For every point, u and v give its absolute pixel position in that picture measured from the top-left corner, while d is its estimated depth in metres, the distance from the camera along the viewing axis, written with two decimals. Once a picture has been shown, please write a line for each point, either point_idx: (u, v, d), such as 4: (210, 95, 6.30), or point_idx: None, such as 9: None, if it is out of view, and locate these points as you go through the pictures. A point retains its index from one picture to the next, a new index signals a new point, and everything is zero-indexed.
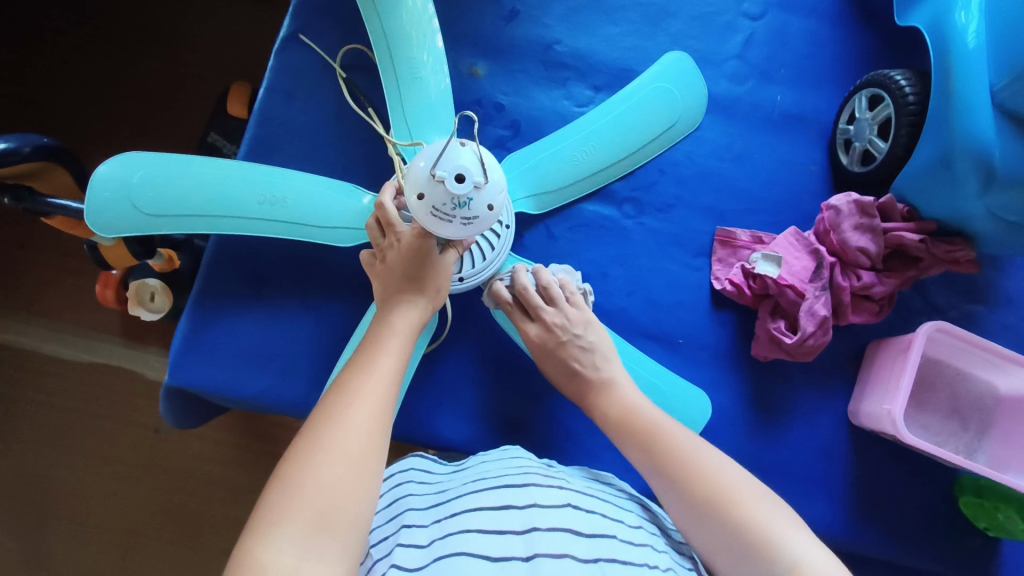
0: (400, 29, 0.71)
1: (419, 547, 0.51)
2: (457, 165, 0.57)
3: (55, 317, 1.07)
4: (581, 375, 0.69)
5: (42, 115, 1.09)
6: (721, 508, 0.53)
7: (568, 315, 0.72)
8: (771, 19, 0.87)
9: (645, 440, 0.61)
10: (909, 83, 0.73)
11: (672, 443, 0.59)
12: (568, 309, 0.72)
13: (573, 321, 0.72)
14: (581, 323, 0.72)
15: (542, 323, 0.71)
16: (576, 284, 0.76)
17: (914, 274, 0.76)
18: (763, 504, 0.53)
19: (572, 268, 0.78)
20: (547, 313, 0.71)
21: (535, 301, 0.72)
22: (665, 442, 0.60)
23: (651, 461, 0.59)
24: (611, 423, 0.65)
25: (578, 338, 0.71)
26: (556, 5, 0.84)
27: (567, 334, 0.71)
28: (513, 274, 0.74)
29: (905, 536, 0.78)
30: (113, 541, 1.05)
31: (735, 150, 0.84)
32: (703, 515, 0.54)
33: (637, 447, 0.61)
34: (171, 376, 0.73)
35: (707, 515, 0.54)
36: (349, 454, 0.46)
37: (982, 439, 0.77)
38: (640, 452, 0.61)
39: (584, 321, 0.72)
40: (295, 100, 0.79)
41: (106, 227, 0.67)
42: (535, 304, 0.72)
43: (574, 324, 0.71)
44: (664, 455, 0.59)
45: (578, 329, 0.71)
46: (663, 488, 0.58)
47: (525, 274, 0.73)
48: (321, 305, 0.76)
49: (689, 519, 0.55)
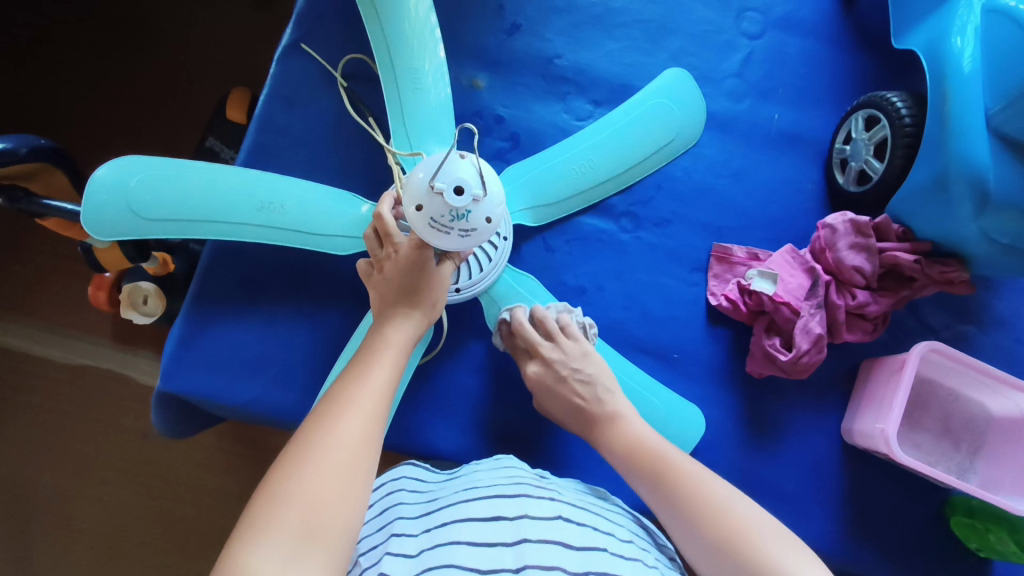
0: (402, 39, 0.71)
1: (407, 556, 0.51)
2: (456, 177, 0.57)
3: (46, 318, 1.07)
4: (585, 409, 0.69)
5: (40, 115, 1.08)
6: (735, 545, 0.52)
7: (567, 348, 0.72)
8: (769, 38, 0.88)
9: (656, 475, 0.61)
10: (906, 105, 0.74)
11: (689, 489, 0.58)
12: (565, 343, 0.72)
13: (572, 355, 0.72)
14: (580, 355, 0.72)
15: (542, 359, 0.72)
16: (575, 320, 0.75)
17: (908, 294, 0.77)
18: (773, 541, 0.52)
19: (570, 305, 0.77)
20: (545, 349, 0.72)
21: (533, 338, 0.72)
22: (686, 493, 0.58)
23: (671, 507, 0.58)
24: (620, 460, 0.65)
25: (578, 372, 0.71)
26: (558, 20, 0.85)
27: (567, 368, 0.71)
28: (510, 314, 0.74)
29: (895, 556, 0.78)
30: (97, 546, 1.03)
31: (732, 167, 0.85)
32: (716, 546, 0.53)
33: (648, 483, 0.61)
34: (163, 381, 0.72)
35: (720, 561, 0.52)
36: (338, 463, 0.46)
37: (974, 460, 0.77)
38: (665, 504, 0.59)
39: (583, 352, 0.72)
40: (295, 107, 0.79)
41: (101, 230, 0.66)
42: (534, 340, 0.72)
43: (573, 358, 0.71)
44: (685, 498, 0.58)
45: (577, 362, 0.71)
46: (672, 520, 0.58)
47: (522, 311, 0.74)
48: (316, 313, 0.76)
49: (699, 551, 0.55)
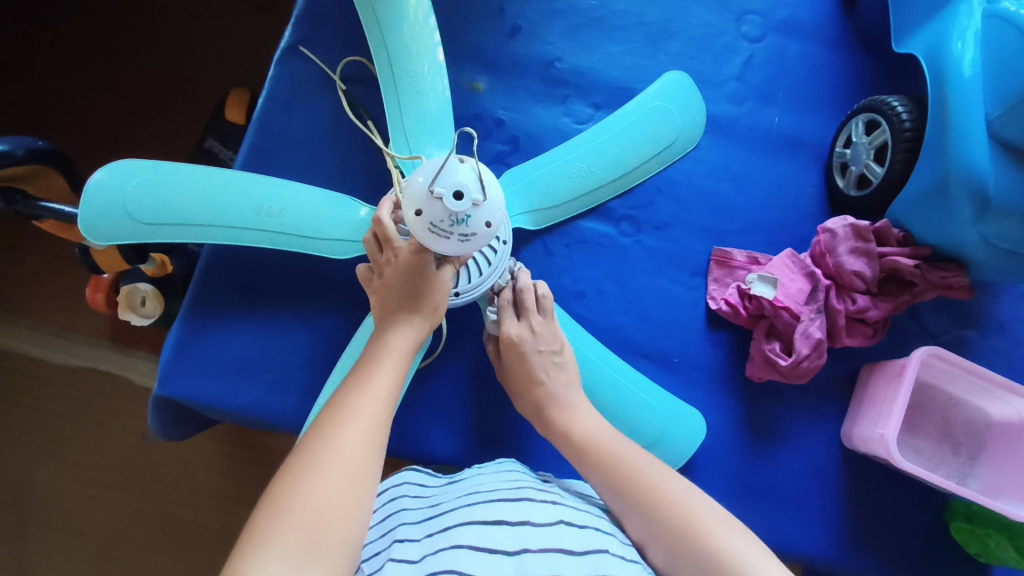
0: (402, 43, 0.71)
1: (411, 562, 0.51)
2: (455, 182, 0.57)
3: (44, 320, 1.06)
4: (544, 385, 0.70)
5: (38, 116, 1.08)
6: (684, 530, 0.53)
7: (550, 327, 0.72)
8: (770, 41, 0.88)
9: (610, 464, 0.61)
10: (906, 109, 0.74)
11: (640, 477, 0.58)
12: (550, 323, 0.73)
13: (550, 335, 0.72)
14: (558, 341, 0.72)
15: (526, 323, 0.72)
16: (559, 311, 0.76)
17: (909, 299, 0.77)
18: (725, 529, 0.52)
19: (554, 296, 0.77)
20: (533, 317, 0.72)
21: (528, 302, 0.73)
22: (632, 480, 0.58)
23: (620, 494, 0.58)
24: (571, 448, 0.65)
25: (553, 352, 0.71)
26: (558, 23, 0.84)
27: (544, 345, 0.71)
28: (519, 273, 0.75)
29: (895, 561, 0.78)
30: (94, 549, 1.03)
31: (732, 170, 0.85)
32: (663, 534, 0.54)
33: (599, 470, 0.61)
34: (161, 386, 0.72)
35: (673, 548, 0.53)
36: (341, 472, 0.46)
37: (973, 465, 0.77)
38: (614, 494, 0.59)
39: (558, 336, 0.72)
40: (294, 110, 0.79)
41: (100, 235, 0.66)
42: (526, 305, 0.73)
43: (552, 339, 0.72)
44: (631, 487, 0.58)
45: (554, 344, 0.72)
46: (624, 509, 0.58)
47: (528, 278, 0.75)
48: (315, 317, 0.76)
49: (651, 538, 0.55)
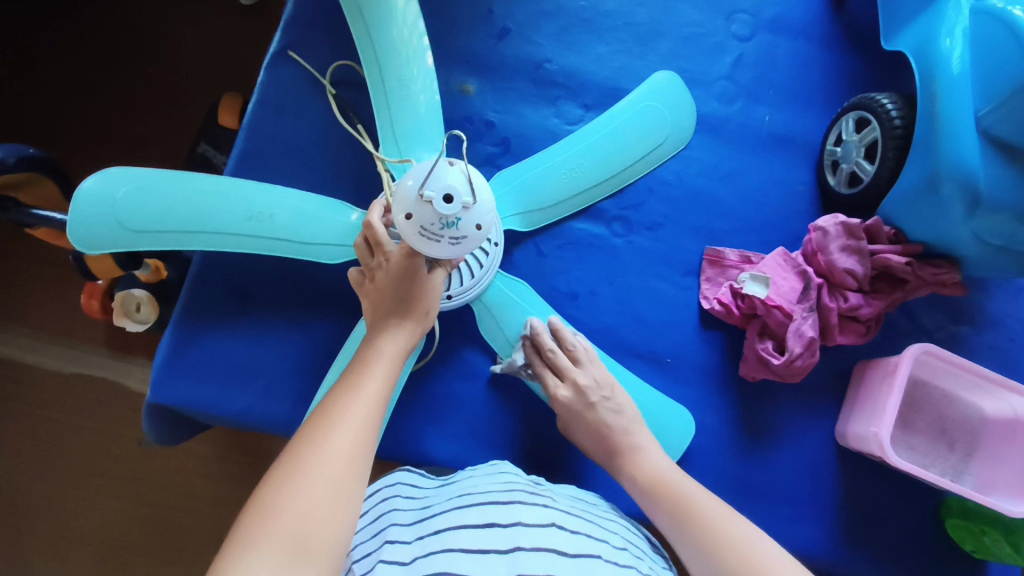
0: (390, 46, 0.71)
1: (401, 563, 0.50)
2: (445, 185, 0.57)
3: (38, 327, 1.06)
4: (610, 436, 0.70)
5: (30, 122, 1.08)
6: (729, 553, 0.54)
7: (594, 374, 0.73)
8: (759, 40, 0.88)
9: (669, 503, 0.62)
10: (896, 106, 0.74)
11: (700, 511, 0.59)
12: (592, 369, 0.73)
13: (600, 381, 0.72)
14: (608, 383, 0.72)
15: (571, 383, 0.72)
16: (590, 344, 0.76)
17: (901, 296, 0.77)
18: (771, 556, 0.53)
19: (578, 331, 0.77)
20: (574, 373, 0.72)
21: (563, 362, 0.73)
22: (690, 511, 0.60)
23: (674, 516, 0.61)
24: (640, 491, 0.65)
25: (608, 400, 0.71)
26: (547, 24, 0.84)
27: (598, 396, 0.71)
28: (534, 330, 0.73)
29: (891, 558, 0.78)
30: (90, 556, 1.03)
31: (724, 169, 0.85)
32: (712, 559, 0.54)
33: (663, 508, 0.62)
34: (154, 393, 0.72)
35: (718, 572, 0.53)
36: (329, 477, 0.45)
37: (968, 462, 0.77)
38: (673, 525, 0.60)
39: (609, 379, 0.73)
40: (283, 115, 0.79)
41: (88, 242, 0.66)
42: (562, 365, 0.73)
43: (602, 386, 0.72)
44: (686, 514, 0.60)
45: (607, 390, 0.72)
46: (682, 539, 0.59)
47: (548, 332, 0.74)
48: (307, 322, 0.76)
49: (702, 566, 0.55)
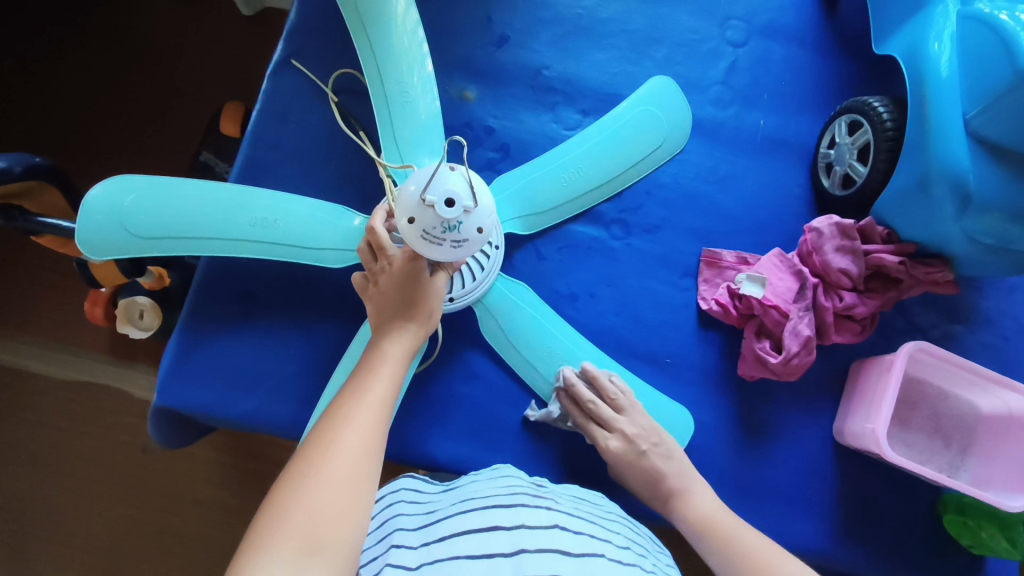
0: (391, 54, 0.73)
1: (407, 568, 0.51)
2: (446, 190, 0.58)
3: (43, 335, 1.07)
4: (663, 480, 0.71)
5: (35, 133, 1.09)
6: None
7: (640, 422, 0.74)
8: (753, 46, 0.89)
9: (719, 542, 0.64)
10: (887, 109, 0.76)
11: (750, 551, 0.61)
12: (636, 415, 0.74)
13: (645, 428, 0.73)
14: (653, 428, 0.74)
15: (621, 434, 0.73)
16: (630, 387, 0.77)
17: (895, 295, 0.78)
18: None
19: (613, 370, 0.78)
20: (621, 425, 0.73)
21: (608, 413, 0.73)
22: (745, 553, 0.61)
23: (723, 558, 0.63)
24: (691, 533, 0.67)
25: (658, 446, 0.72)
26: (545, 31, 0.86)
27: (647, 444, 0.72)
28: (566, 379, 0.74)
29: (890, 554, 0.79)
30: (95, 562, 1.03)
31: (720, 172, 0.86)
32: None
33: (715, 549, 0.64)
34: (160, 396, 0.73)
35: None
36: (339, 477, 0.47)
37: (964, 458, 0.78)
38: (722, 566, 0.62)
39: (652, 424, 0.74)
40: (286, 123, 0.80)
41: (96, 249, 0.67)
42: (608, 417, 0.73)
43: (649, 433, 0.73)
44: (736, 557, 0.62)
45: (654, 436, 0.73)
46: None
47: (582, 384, 0.74)
48: (311, 326, 0.77)
49: None
